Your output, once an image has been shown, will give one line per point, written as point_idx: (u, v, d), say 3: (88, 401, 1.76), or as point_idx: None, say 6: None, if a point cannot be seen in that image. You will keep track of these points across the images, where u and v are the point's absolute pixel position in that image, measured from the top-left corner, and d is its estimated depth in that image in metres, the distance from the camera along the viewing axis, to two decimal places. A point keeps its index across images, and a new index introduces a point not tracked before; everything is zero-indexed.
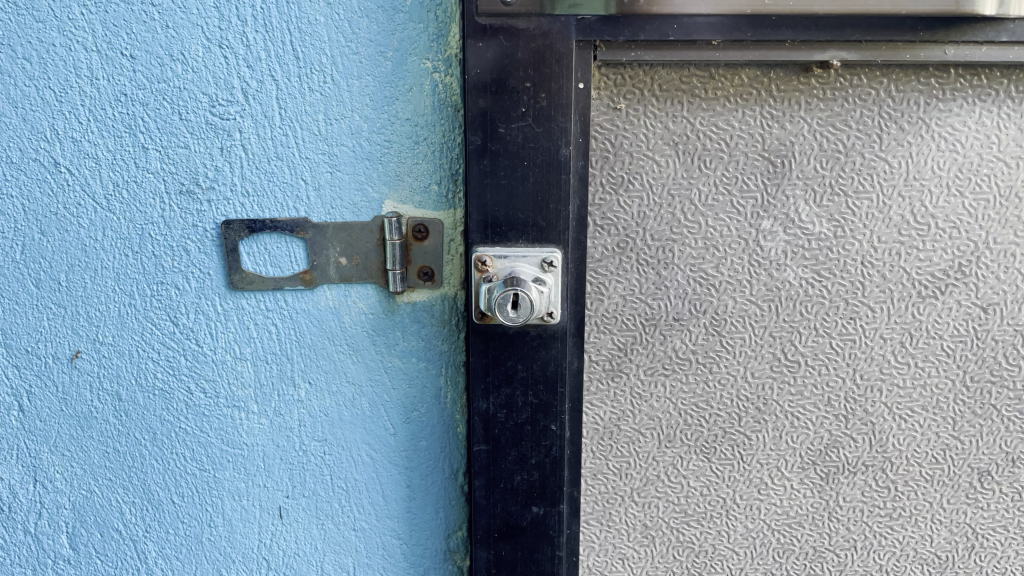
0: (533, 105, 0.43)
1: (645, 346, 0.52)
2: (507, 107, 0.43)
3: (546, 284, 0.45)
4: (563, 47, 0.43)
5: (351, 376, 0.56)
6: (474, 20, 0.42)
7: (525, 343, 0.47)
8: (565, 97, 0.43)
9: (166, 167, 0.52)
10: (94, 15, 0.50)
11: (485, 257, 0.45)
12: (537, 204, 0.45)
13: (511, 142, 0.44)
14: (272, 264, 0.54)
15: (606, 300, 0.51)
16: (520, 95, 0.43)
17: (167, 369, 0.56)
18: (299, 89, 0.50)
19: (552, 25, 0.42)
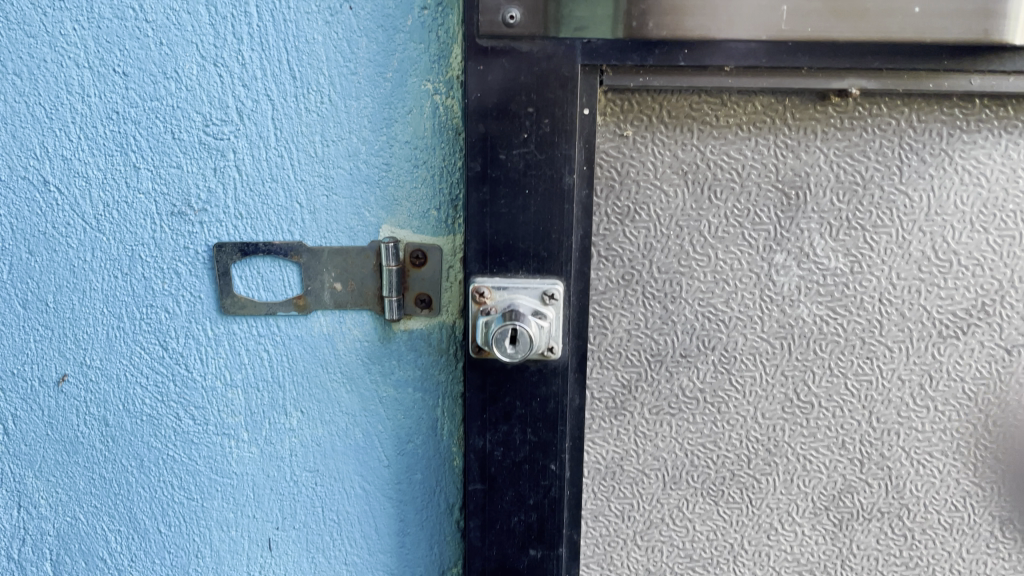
0: (536, 131, 0.41)
1: (650, 384, 0.50)
2: (508, 133, 0.41)
3: (548, 318, 0.43)
4: (569, 70, 0.41)
5: (345, 405, 0.54)
6: (476, 43, 0.40)
7: (525, 380, 0.44)
8: (570, 123, 0.42)
9: (158, 187, 0.51)
10: (87, 31, 0.48)
11: (482, 288, 0.43)
12: (538, 233, 0.43)
13: (513, 169, 0.42)
14: (265, 288, 0.52)
15: (610, 334, 0.49)
16: (522, 121, 0.41)
17: (155, 394, 0.55)
18: (295, 110, 0.49)
19: (556, 49, 0.41)
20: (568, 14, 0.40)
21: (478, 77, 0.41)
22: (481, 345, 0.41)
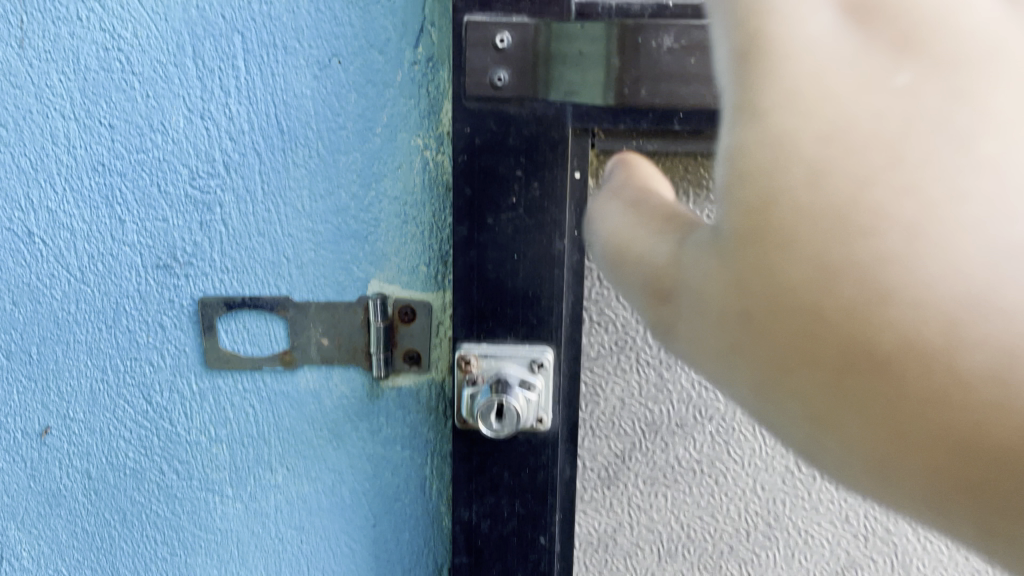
0: (525, 195, 0.41)
1: (645, 454, 0.48)
2: (495, 196, 0.41)
3: (535, 388, 0.42)
4: (559, 133, 0.40)
5: (332, 462, 0.52)
6: (464, 105, 0.40)
7: (513, 451, 0.44)
8: (560, 187, 0.41)
9: (143, 240, 0.50)
10: (73, 83, 0.48)
11: (469, 356, 0.42)
12: (527, 298, 0.42)
13: (500, 234, 0.41)
14: (251, 342, 0.51)
15: (602, 402, 0.48)
16: (510, 184, 0.41)
17: (139, 448, 0.53)
18: (282, 164, 0.48)
19: (546, 112, 0.40)
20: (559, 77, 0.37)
21: (466, 141, 0.41)
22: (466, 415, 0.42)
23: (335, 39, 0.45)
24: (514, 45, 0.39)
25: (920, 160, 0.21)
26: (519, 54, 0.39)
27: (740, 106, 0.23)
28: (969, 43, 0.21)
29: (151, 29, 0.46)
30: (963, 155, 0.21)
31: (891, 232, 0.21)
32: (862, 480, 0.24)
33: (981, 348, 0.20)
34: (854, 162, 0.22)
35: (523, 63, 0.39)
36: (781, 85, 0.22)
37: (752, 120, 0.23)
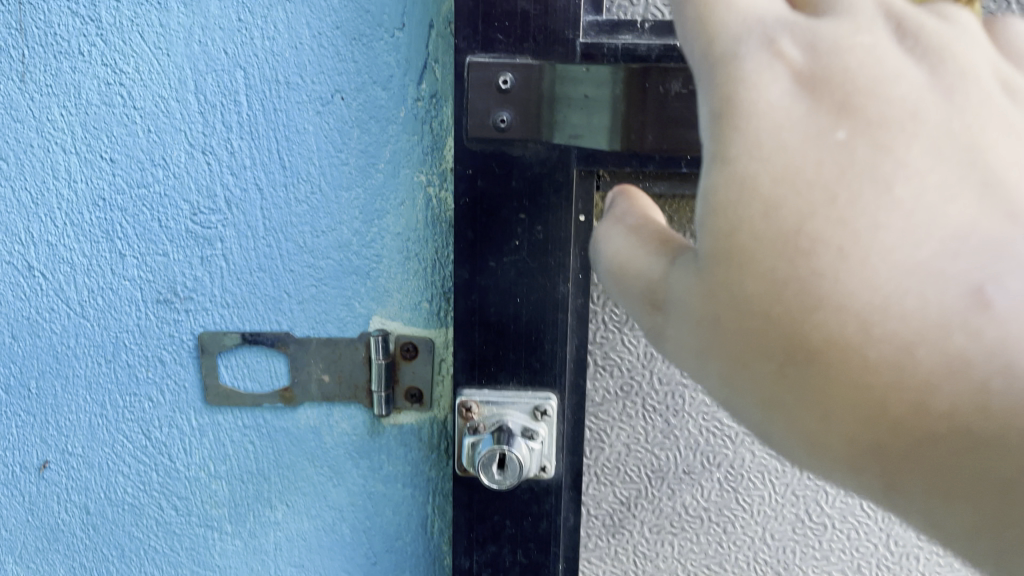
0: (528, 237, 0.41)
1: (651, 501, 0.47)
2: (497, 239, 0.41)
3: (538, 436, 0.42)
4: (563, 175, 0.40)
5: (332, 499, 0.51)
6: (467, 146, 0.40)
7: (515, 498, 0.44)
8: (564, 230, 0.41)
9: (144, 275, 0.49)
10: (74, 118, 0.47)
11: (469, 402, 0.43)
12: (530, 342, 0.43)
13: (503, 277, 0.41)
14: (251, 378, 0.50)
15: (607, 448, 0.47)
16: (513, 227, 0.41)
17: (137, 484, 0.53)
18: (284, 199, 0.47)
19: (550, 154, 0.40)
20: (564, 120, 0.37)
21: (468, 182, 0.40)
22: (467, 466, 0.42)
23: (338, 75, 0.45)
24: (517, 87, 0.38)
25: (853, 196, 0.24)
26: (523, 96, 0.38)
27: (710, 152, 0.26)
28: (895, 107, 0.24)
29: (153, 64, 0.46)
30: (887, 193, 0.24)
31: (831, 250, 0.24)
32: (809, 462, 0.26)
33: (890, 344, 0.23)
34: (801, 195, 0.24)
35: (527, 105, 0.38)
36: (746, 139, 0.25)
37: (720, 163, 0.26)
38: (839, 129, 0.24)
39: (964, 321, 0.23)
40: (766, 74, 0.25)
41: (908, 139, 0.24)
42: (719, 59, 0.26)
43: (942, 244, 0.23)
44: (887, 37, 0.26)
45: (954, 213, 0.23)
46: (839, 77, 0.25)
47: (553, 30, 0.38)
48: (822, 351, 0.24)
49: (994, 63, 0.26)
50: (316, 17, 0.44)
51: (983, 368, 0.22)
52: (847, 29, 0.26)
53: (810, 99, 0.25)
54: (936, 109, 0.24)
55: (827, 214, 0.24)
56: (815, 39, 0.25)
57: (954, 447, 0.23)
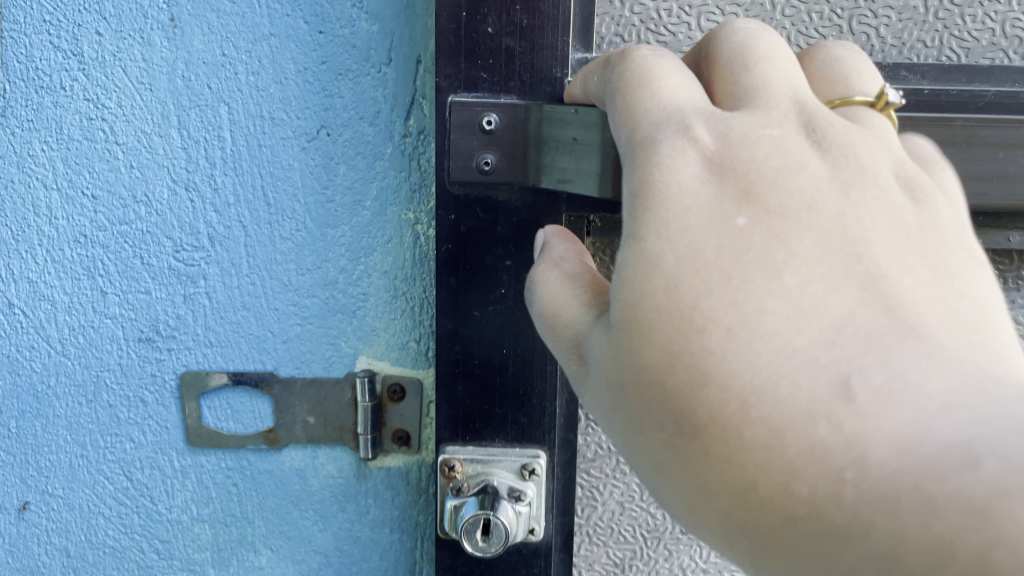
0: (515, 285, 0.41)
1: (646, 561, 0.47)
2: (482, 289, 0.41)
3: (526, 497, 0.42)
4: (551, 220, 0.40)
5: (317, 544, 0.50)
6: (451, 190, 0.40)
7: (504, 562, 0.43)
8: None
9: (126, 313, 0.48)
10: (56, 153, 0.46)
11: (452, 460, 0.42)
12: (518, 397, 0.42)
13: (489, 326, 0.41)
14: (234, 420, 0.49)
15: (601, 507, 0.46)
16: (499, 274, 0.41)
17: (119, 527, 0.51)
18: (268, 237, 0.46)
19: (537, 198, 0.40)
20: (554, 163, 0.36)
21: (451, 228, 0.40)
22: (448, 531, 0.41)
23: (323, 111, 0.44)
24: (503, 128, 0.38)
25: (745, 280, 0.26)
26: (508, 139, 0.38)
27: (627, 229, 0.28)
28: (792, 198, 0.27)
29: (136, 100, 0.45)
30: (775, 280, 0.26)
31: (720, 332, 0.26)
32: (689, 520, 0.28)
33: (764, 426, 0.25)
34: (697, 276, 0.26)
35: (513, 147, 0.38)
36: (658, 218, 0.28)
37: (632, 240, 0.28)
38: (739, 216, 0.27)
39: (829, 411, 0.24)
40: (680, 158, 0.28)
41: (799, 230, 0.27)
42: (643, 142, 0.29)
43: (821, 333, 0.25)
44: (796, 131, 0.29)
45: (833, 304, 0.26)
46: (744, 167, 0.28)
47: (538, 71, 0.39)
48: (704, 426, 0.26)
49: (897, 164, 0.29)
50: (302, 51, 0.43)
51: (839, 458, 0.24)
52: (759, 121, 0.29)
53: (717, 185, 0.28)
54: (832, 201, 0.27)
55: (719, 297, 0.26)
56: (728, 129, 0.28)
57: (808, 528, 0.25)
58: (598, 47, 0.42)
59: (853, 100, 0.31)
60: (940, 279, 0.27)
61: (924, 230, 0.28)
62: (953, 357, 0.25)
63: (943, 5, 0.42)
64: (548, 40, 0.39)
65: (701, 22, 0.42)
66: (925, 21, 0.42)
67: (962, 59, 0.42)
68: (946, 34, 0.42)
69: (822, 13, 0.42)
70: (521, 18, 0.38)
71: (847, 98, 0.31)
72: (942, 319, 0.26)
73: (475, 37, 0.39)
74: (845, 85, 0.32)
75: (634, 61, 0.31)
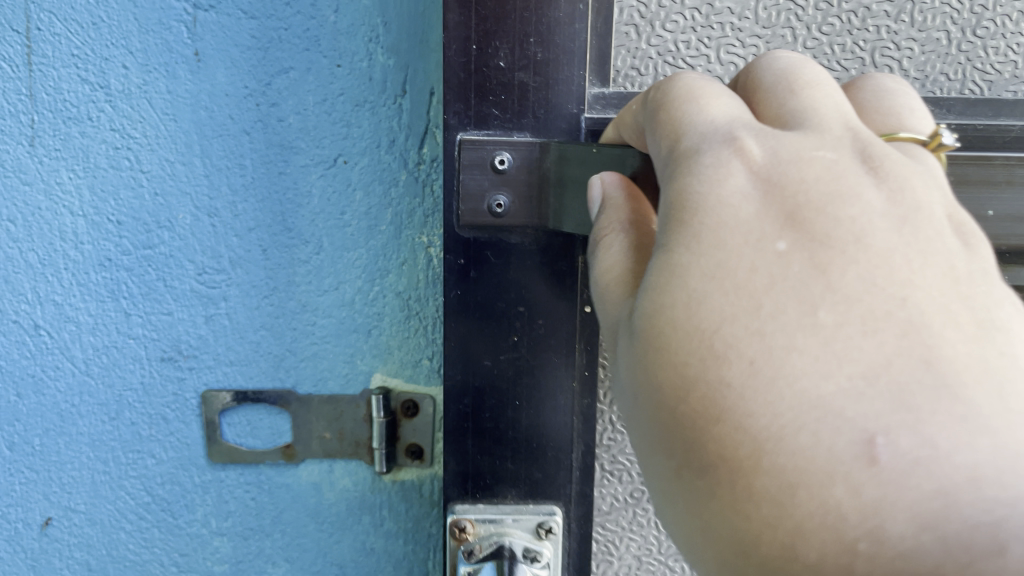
0: (527, 332, 0.43)
1: None
2: (493, 339, 0.43)
3: (541, 556, 0.44)
4: (566, 263, 0.42)
5: (334, 556, 0.52)
6: (461, 235, 0.41)
7: None
8: (567, 326, 0.43)
9: (148, 334, 0.50)
10: (82, 181, 0.48)
11: (463, 521, 0.44)
12: (532, 450, 0.44)
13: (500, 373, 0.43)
14: (254, 436, 0.51)
15: (617, 561, 0.46)
16: (510, 322, 0.43)
17: (140, 541, 0.53)
18: (288, 260, 0.48)
19: (551, 240, 0.42)
20: (568, 209, 0.38)
21: (461, 274, 0.42)
22: None
23: (341, 141, 0.46)
24: (514, 169, 0.40)
25: (777, 308, 0.25)
26: (520, 180, 0.40)
27: (660, 239, 0.28)
28: (840, 227, 0.26)
29: (160, 129, 0.47)
30: (809, 315, 0.25)
31: (741, 365, 0.25)
32: (684, 546, 0.28)
33: (776, 476, 0.24)
34: (726, 298, 0.26)
35: (524, 188, 0.40)
36: (691, 232, 0.27)
37: (662, 249, 0.27)
38: (779, 240, 0.26)
39: (848, 472, 0.23)
40: (725, 169, 0.28)
41: (844, 262, 0.25)
42: (687, 152, 0.29)
43: (850, 381, 0.24)
44: (851, 158, 0.28)
45: (872, 345, 0.24)
46: (793, 188, 0.27)
47: (552, 108, 0.40)
48: (713, 464, 0.25)
49: (948, 206, 0.28)
50: (320, 84, 0.45)
51: (855, 527, 0.23)
52: (811, 145, 0.28)
53: (761, 203, 0.27)
54: (883, 234, 0.26)
55: (745, 325, 0.25)
56: (779, 146, 0.28)
57: None
58: (614, 81, 0.41)
59: (901, 136, 0.30)
60: (985, 332, 0.24)
61: (973, 277, 0.26)
62: (985, 426, 0.23)
63: (967, 36, 0.41)
64: (563, 74, 0.40)
65: (719, 54, 0.41)
66: (948, 53, 0.41)
67: (984, 93, 0.42)
68: (970, 66, 0.41)
69: (844, 46, 0.41)
70: (535, 52, 0.40)
71: (896, 133, 0.31)
72: (984, 381, 0.23)
73: (486, 71, 0.40)
74: (898, 119, 0.31)
75: (681, 81, 0.32)
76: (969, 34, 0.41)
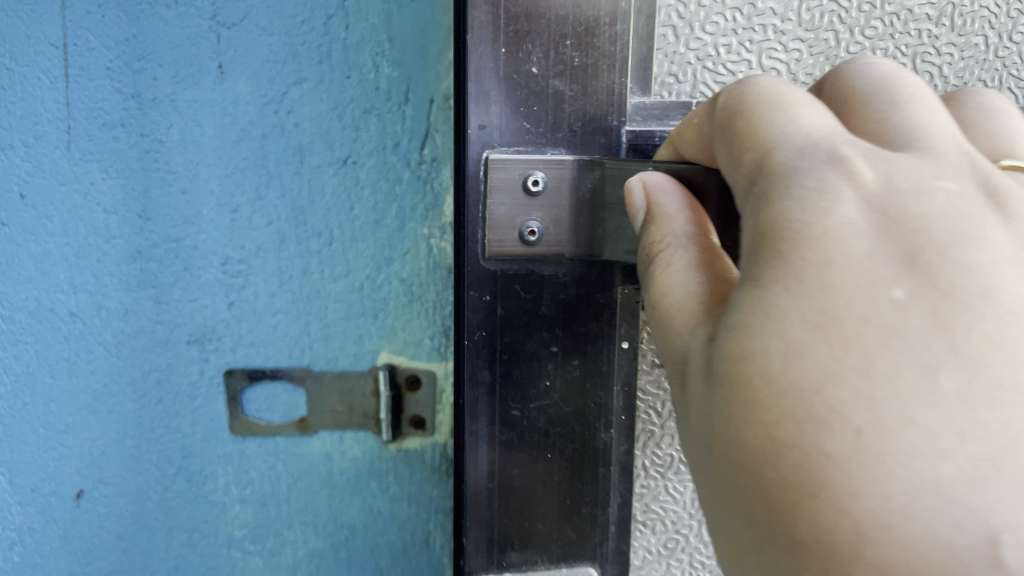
0: (560, 376, 0.43)
1: None
2: (524, 383, 0.43)
3: None
4: (603, 294, 0.42)
5: (344, 519, 0.57)
6: (484, 265, 0.41)
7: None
8: (604, 365, 0.43)
9: (175, 319, 0.55)
10: (115, 181, 0.53)
11: None
12: (566, 506, 0.44)
13: (532, 423, 0.43)
14: (272, 411, 0.56)
15: None
16: (541, 363, 0.43)
17: (166, 509, 0.58)
18: (302, 250, 0.53)
19: (587, 270, 0.42)
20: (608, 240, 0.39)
21: (487, 310, 0.42)
22: None
23: (351, 143, 0.52)
24: (548, 193, 0.39)
25: (900, 368, 0.23)
26: (555, 204, 0.39)
27: (750, 275, 0.26)
28: (965, 278, 0.24)
29: (187, 134, 0.52)
30: (930, 383, 0.22)
31: (847, 434, 0.22)
32: None
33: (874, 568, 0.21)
34: (834, 356, 0.23)
35: (558, 210, 0.39)
36: (791, 268, 0.25)
37: (754, 285, 0.26)
38: (896, 288, 0.24)
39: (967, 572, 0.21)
40: (833, 194, 0.26)
41: (969, 318, 0.23)
42: (783, 169, 0.27)
43: (969, 463, 0.21)
44: (973, 191, 0.26)
45: (996, 419, 0.22)
46: (910, 227, 0.25)
47: (585, 117, 0.40)
48: (803, 539, 0.23)
49: None
50: (332, 93, 0.51)
51: None
52: (926, 173, 0.27)
53: (874, 239, 0.25)
54: (1009, 285, 0.24)
55: (854, 388, 0.23)
56: (893, 173, 0.26)
57: None
58: (656, 88, 0.42)
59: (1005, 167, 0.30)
60: None
61: None
62: None
63: (1003, 41, 0.46)
64: (602, 82, 0.40)
65: (765, 57, 0.43)
66: (986, 59, 0.46)
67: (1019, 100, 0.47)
68: (1004, 72, 0.46)
69: (886, 49, 0.44)
70: (573, 55, 0.40)
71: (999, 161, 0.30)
72: None
73: (518, 76, 0.39)
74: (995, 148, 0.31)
75: (755, 87, 0.30)
76: (1004, 39, 0.46)
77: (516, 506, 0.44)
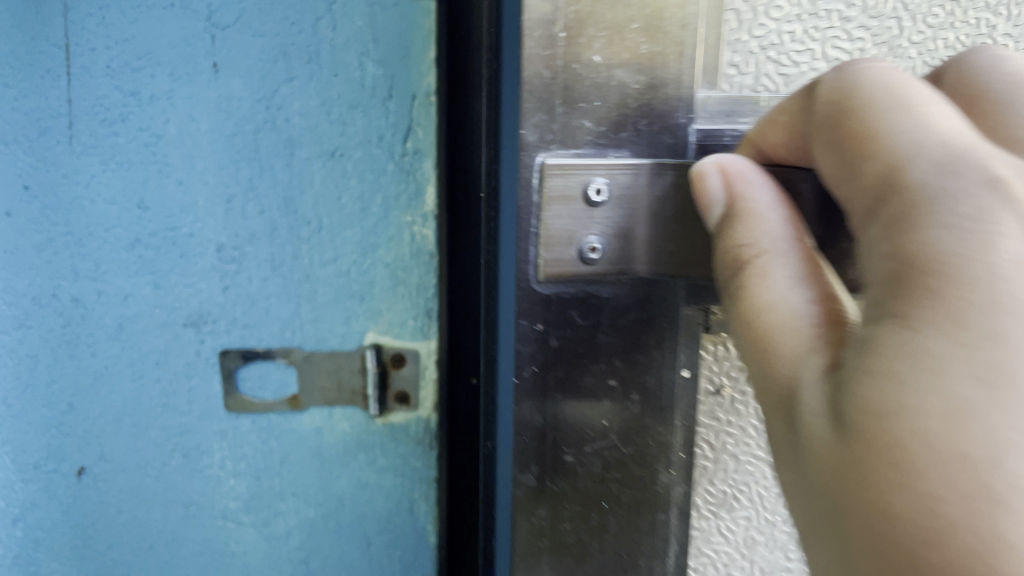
0: (620, 407, 0.48)
1: None
2: (583, 407, 0.47)
3: None
4: (668, 322, 0.48)
5: (333, 490, 0.61)
6: (536, 283, 0.43)
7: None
8: (663, 390, 0.49)
9: (173, 304, 0.58)
10: (114, 173, 0.57)
11: None
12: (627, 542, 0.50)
13: (590, 463, 0.48)
14: (265, 389, 0.60)
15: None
16: (596, 391, 0.47)
17: (164, 484, 0.62)
18: (293, 237, 0.57)
19: (641, 288, 0.46)
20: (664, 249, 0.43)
21: (539, 341, 0.45)
22: None
23: (339, 138, 0.55)
24: (605, 207, 0.41)
25: None
26: (614, 219, 0.42)
27: (908, 321, 0.29)
28: None
29: (184, 129, 0.56)
30: None
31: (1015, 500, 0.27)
32: None
33: None
34: (1006, 422, 0.28)
35: (615, 222, 0.42)
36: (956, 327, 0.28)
37: (909, 332, 0.29)
38: None
39: None
40: (1000, 239, 0.30)
41: None
42: (932, 197, 0.31)
43: None
44: None
45: None
46: None
47: (654, 113, 0.44)
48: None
49: None
50: (321, 90, 0.55)
51: None
52: None
53: None
54: None
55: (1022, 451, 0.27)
56: None
57: None
58: (722, 84, 0.46)
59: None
60: None
61: None
62: None
63: None
64: (672, 72, 0.44)
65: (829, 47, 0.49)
66: None
67: None
68: None
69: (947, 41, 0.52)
70: (639, 40, 0.43)
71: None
72: None
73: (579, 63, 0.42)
74: None
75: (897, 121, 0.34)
76: None
77: (567, 532, 0.48)
